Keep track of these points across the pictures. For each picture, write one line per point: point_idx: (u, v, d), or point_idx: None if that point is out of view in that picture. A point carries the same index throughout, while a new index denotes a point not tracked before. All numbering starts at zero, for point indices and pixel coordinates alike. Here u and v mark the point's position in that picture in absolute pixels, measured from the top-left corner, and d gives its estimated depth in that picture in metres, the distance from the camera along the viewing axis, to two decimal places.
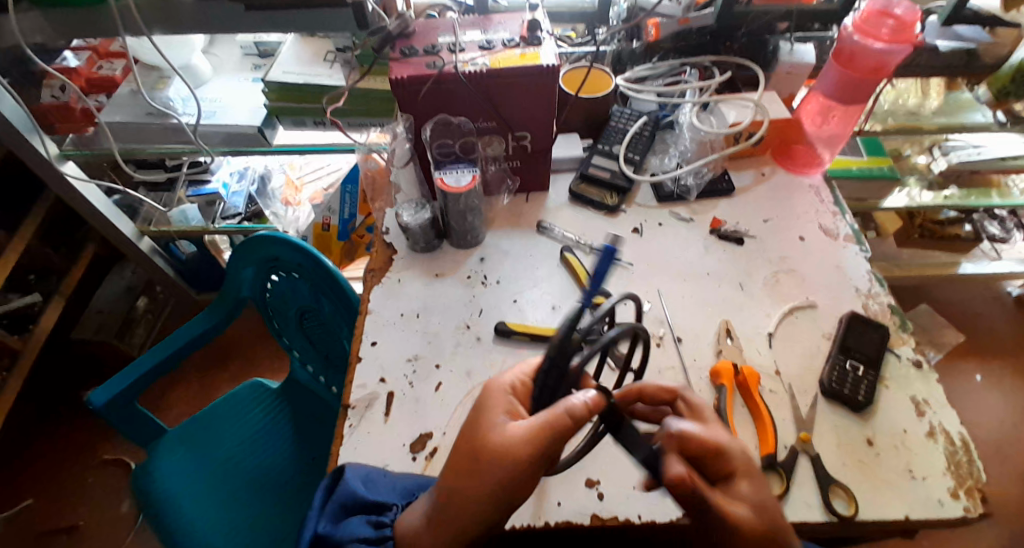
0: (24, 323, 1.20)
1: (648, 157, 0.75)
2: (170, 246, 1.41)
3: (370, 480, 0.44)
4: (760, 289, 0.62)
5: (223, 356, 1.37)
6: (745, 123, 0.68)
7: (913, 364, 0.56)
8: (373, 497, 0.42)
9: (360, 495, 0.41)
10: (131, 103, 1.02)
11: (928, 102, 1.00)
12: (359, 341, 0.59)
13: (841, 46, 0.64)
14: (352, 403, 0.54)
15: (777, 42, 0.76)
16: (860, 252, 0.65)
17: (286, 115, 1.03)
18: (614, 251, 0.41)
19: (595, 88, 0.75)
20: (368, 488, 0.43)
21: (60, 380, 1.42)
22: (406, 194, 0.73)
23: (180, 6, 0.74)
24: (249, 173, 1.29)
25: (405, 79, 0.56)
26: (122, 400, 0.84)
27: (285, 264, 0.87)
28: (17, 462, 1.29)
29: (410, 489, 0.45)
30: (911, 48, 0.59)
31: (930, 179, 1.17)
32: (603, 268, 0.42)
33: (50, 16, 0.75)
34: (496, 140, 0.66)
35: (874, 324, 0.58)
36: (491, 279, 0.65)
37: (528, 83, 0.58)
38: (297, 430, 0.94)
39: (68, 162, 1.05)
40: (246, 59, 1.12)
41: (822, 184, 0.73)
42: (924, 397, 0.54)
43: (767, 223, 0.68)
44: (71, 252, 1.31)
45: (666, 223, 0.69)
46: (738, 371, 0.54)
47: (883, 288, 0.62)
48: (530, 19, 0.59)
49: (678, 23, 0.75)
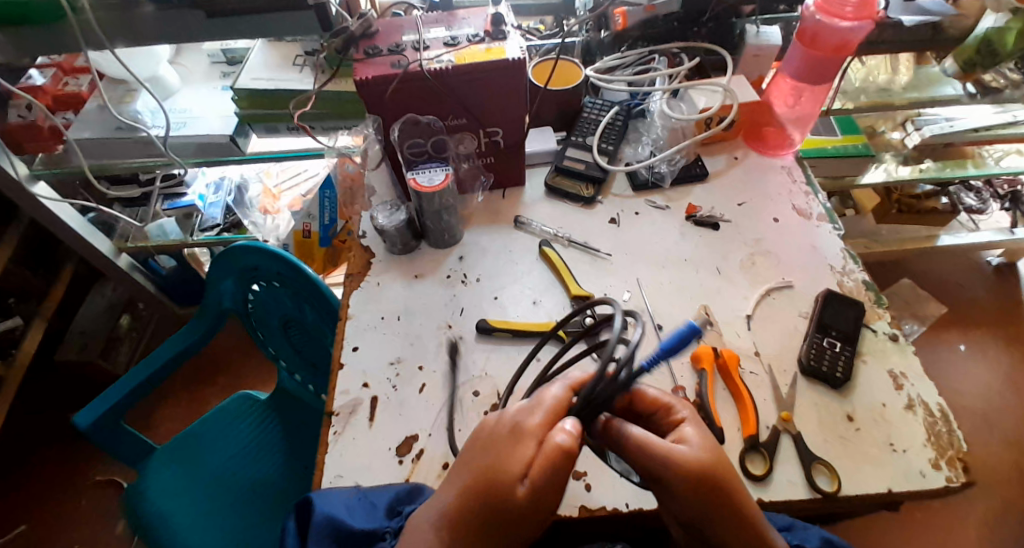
0: (5, 348, 1.18)
1: (622, 147, 0.75)
2: (150, 261, 1.39)
3: (352, 504, 0.43)
4: (738, 272, 0.63)
5: (211, 370, 1.36)
6: (716, 108, 0.69)
7: (890, 337, 0.57)
8: (360, 526, 0.41)
9: (343, 522, 0.41)
10: (98, 119, 0.99)
11: (898, 79, 1.02)
12: (340, 347, 0.59)
13: (805, 26, 0.64)
14: (336, 410, 0.54)
15: (744, 25, 0.77)
16: (833, 230, 0.66)
17: (258, 122, 1.02)
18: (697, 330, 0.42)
19: (563, 81, 0.75)
20: (352, 513, 0.42)
21: (45, 403, 1.39)
22: (381, 197, 0.72)
23: (142, 17, 0.72)
24: (225, 184, 1.29)
25: (370, 80, 0.55)
26: (103, 425, 0.82)
27: (265, 274, 0.86)
28: (6, 489, 1.27)
29: (397, 503, 0.44)
30: (872, 23, 0.60)
31: (905, 154, 1.18)
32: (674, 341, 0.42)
33: (10, 35, 0.73)
34: (468, 138, 0.66)
35: (851, 301, 0.59)
36: (470, 277, 0.64)
37: (496, 79, 0.58)
38: (288, 442, 0.93)
39: (39, 182, 1.03)
40: (214, 68, 1.10)
41: (794, 164, 0.73)
42: (902, 370, 0.55)
43: (742, 206, 0.69)
44: (49, 273, 1.29)
45: (643, 212, 0.69)
46: (720, 357, 0.55)
47: (858, 265, 0.63)
48: (493, 13, 0.59)
49: (645, 11, 0.75)
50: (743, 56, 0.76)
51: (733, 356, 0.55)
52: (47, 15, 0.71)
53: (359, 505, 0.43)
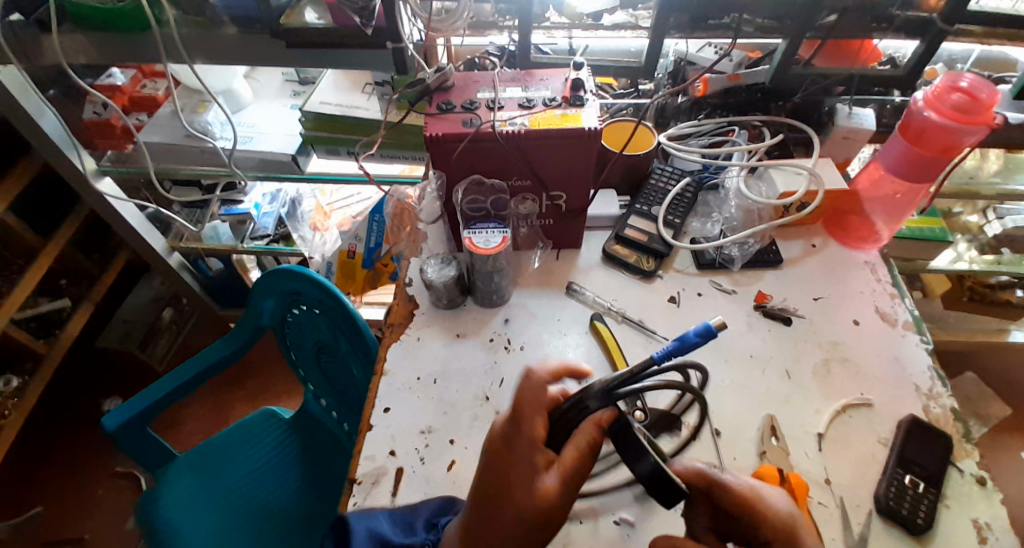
0: (51, 327, 1.21)
1: (689, 220, 0.71)
2: (199, 262, 1.41)
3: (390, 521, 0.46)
4: (810, 380, 0.57)
5: (238, 376, 1.36)
6: (800, 195, 0.64)
7: (977, 480, 0.50)
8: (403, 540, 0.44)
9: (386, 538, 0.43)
10: (171, 124, 1.02)
11: (987, 165, 0.94)
12: (370, 406, 0.56)
13: (910, 120, 0.60)
14: (358, 478, 0.51)
15: (834, 104, 0.72)
16: (921, 343, 0.59)
17: (319, 144, 0.99)
18: (714, 332, 0.37)
19: (638, 145, 0.71)
20: (389, 528, 0.45)
21: (79, 384, 1.42)
22: (432, 247, 0.71)
23: (223, 38, 0.74)
24: (281, 195, 1.26)
25: (439, 137, 0.53)
26: (133, 428, 0.82)
27: (307, 300, 0.84)
28: (31, 463, 1.30)
29: (434, 517, 0.46)
30: (986, 128, 0.55)
31: (982, 241, 1.08)
32: (690, 336, 0.38)
33: (94, 40, 0.76)
34: (530, 199, 0.63)
35: (936, 433, 0.52)
36: (514, 344, 0.61)
37: (569, 146, 0.55)
38: (306, 468, 0.88)
39: (105, 178, 1.06)
40: (286, 86, 1.12)
41: (878, 261, 0.67)
42: (988, 521, 0.48)
43: (818, 301, 0.63)
44: (103, 260, 1.31)
45: (706, 293, 0.65)
46: (772, 428, 0.53)
47: (946, 388, 0.56)
48: (573, 78, 0.57)
49: (728, 80, 0.74)
50: (831, 137, 0.71)
51: (773, 422, 0.53)
52: (133, 24, 0.74)
53: (401, 522, 0.46)
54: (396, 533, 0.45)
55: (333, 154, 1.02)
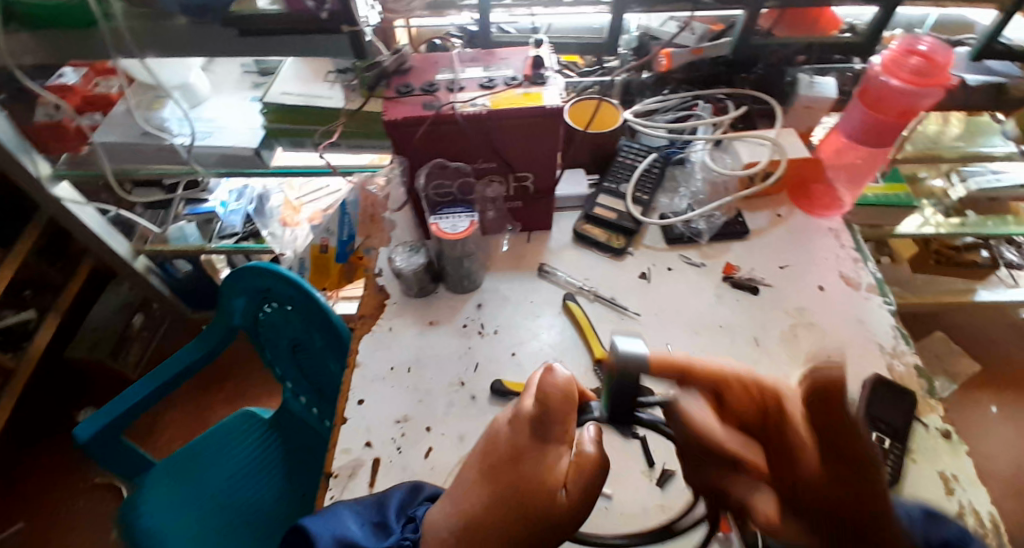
0: (17, 340, 1.17)
1: (658, 196, 0.72)
2: (166, 264, 1.37)
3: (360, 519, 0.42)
4: (778, 347, 0.58)
5: (218, 379, 1.33)
6: (763, 165, 0.64)
7: (943, 434, 0.52)
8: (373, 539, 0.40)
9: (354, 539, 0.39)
10: (127, 123, 0.98)
11: (949, 129, 0.96)
12: (345, 399, 0.56)
13: (868, 85, 0.60)
14: (335, 472, 0.50)
15: (796, 73, 0.72)
16: (885, 305, 0.61)
17: (284, 137, 0.97)
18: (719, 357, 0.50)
19: (602, 124, 0.71)
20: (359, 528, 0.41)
21: (53, 397, 1.39)
22: (402, 236, 0.70)
23: (172, 28, 0.71)
24: (248, 191, 1.25)
25: (399, 122, 0.52)
26: (107, 436, 0.79)
27: (278, 296, 0.83)
28: (7, 480, 1.26)
29: (404, 507, 0.44)
30: (941, 90, 0.56)
31: (948, 204, 1.10)
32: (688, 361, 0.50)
33: (37, 38, 0.72)
34: (497, 181, 0.62)
35: (902, 392, 0.53)
36: (488, 328, 0.61)
37: (533, 125, 0.55)
38: (289, 466, 0.87)
39: (60, 182, 1.02)
40: (245, 78, 1.08)
41: (843, 227, 0.69)
42: (954, 473, 0.50)
43: (785, 270, 0.64)
44: (67, 268, 1.27)
45: (676, 268, 0.65)
46: None
47: (910, 346, 0.58)
48: (533, 56, 0.56)
49: (691, 54, 0.74)
50: (794, 107, 0.72)
51: None
52: (79, 21, 0.70)
53: (376, 519, 0.42)
54: (368, 532, 0.41)
55: (296, 147, 1.00)
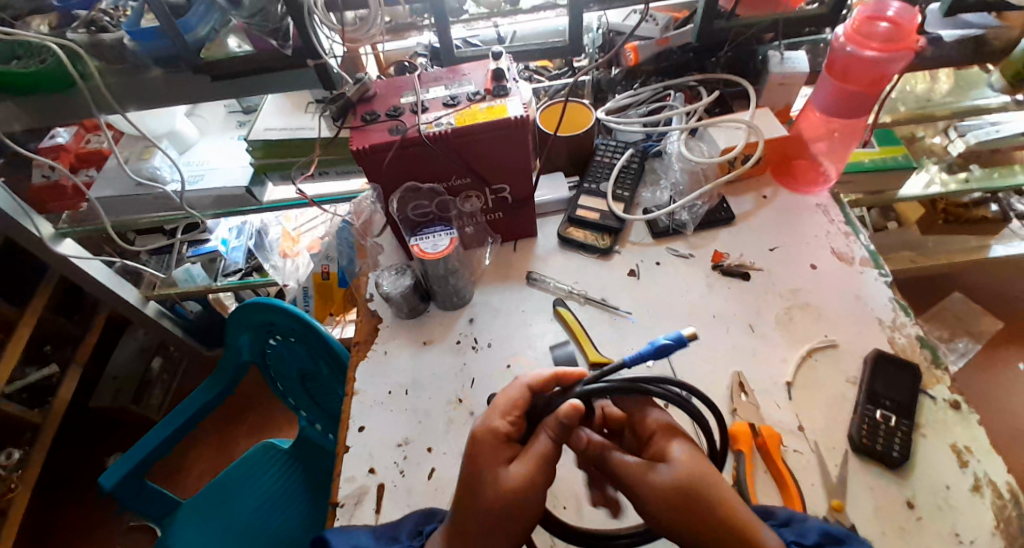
0: (43, 396, 1.19)
1: (639, 191, 0.71)
2: (177, 307, 1.40)
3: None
4: (774, 331, 0.57)
5: (236, 414, 1.35)
6: (740, 149, 0.64)
7: (951, 405, 0.50)
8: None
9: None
10: (119, 176, 1.00)
11: (939, 86, 0.93)
12: (346, 427, 0.56)
13: (835, 57, 0.59)
14: (341, 501, 0.51)
15: (766, 52, 0.72)
16: (880, 277, 0.60)
17: (274, 171, 1.00)
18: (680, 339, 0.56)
19: (574, 123, 0.70)
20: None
21: (82, 446, 1.42)
22: (389, 259, 0.70)
23: (150, 80, 0.71)
24: (247, 227, 1.21)
25: (367, 150, 0.53)
26: (132, 481, 0.80)
27: (281, 329, 0.84)
28: (46, 531, 1.29)
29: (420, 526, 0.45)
30: (911, 54, 0.54)
31: (949, 161, 1.07)
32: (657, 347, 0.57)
33: (22, 104, 0.74)
34: (474, 197, 0.63)
35: (903, 365, 0.52)
36: (481, 342, 0.61)
37: (499, 137, 0.55)
38: (312, 492, 0.88)
39: (64, 240, 1.04)
40: (230, 117, 1.10)
41: (831, 202, 0.68)
42: (966, 444, 0.48)
43: (775, 252, 0.64)
44: (84, 321, 1.29)
45: (664, 261, 0.65)
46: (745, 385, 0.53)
47: (910, 317, 0.57)
48: (494, 69, 0.57)
49: (657, 44, 0.74)
50: (768, 86, 0.71)
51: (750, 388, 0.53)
52: (57, 83, 0.71)
53: (386, 534, 0.44)
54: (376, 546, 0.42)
55: (285, 179, 1.02)
